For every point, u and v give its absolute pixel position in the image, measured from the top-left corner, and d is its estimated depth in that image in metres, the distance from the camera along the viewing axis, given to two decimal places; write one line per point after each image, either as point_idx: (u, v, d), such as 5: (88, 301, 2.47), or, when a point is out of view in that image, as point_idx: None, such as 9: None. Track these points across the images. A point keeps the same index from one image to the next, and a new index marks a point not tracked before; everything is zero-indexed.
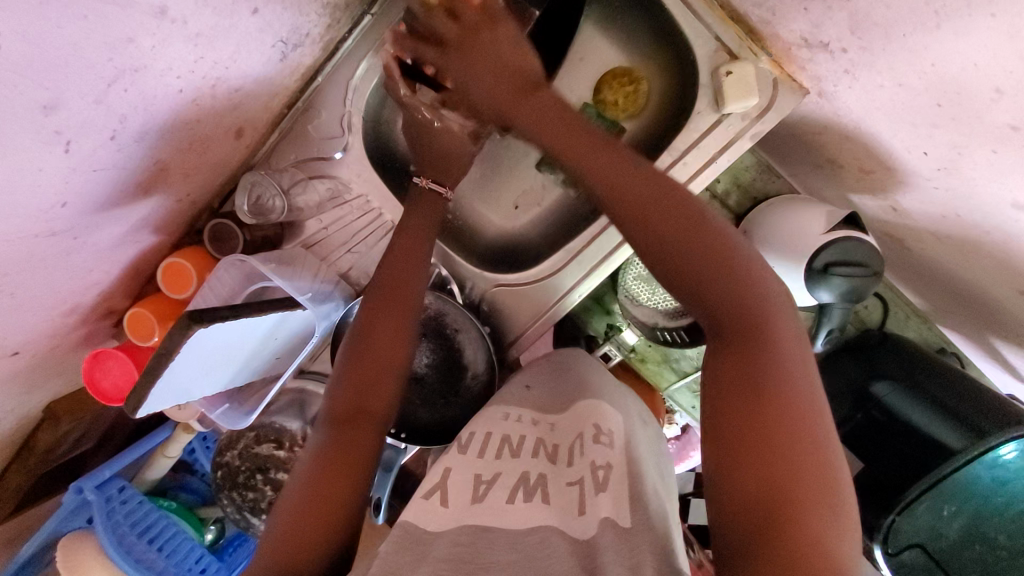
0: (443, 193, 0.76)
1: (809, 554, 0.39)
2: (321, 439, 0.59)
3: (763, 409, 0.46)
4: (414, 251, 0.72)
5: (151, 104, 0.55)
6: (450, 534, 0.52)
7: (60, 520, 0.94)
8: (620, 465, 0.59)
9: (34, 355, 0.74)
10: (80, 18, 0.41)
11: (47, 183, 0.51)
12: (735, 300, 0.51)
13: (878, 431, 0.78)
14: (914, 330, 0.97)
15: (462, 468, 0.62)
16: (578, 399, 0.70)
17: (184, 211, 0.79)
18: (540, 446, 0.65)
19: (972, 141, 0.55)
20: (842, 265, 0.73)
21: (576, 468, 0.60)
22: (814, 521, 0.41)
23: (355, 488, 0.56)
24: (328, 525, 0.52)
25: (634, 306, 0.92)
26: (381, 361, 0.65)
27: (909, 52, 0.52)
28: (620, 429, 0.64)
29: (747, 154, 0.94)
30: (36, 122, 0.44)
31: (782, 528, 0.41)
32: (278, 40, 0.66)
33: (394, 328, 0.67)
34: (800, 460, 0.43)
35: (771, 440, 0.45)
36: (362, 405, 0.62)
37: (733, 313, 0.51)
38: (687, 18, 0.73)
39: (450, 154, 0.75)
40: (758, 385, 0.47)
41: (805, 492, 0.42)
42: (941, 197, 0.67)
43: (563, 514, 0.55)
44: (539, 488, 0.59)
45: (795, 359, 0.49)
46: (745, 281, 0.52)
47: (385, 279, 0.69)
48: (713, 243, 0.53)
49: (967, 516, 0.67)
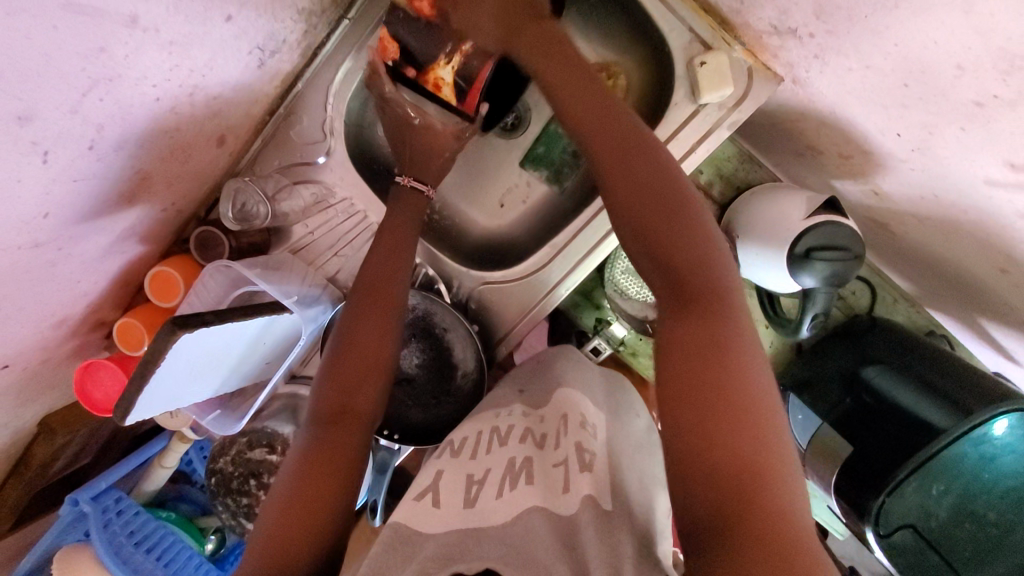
0: (425, 191, 0.77)
1: (774, 524, 0.40)
2: (307, 439, 0.60)
3: (717, 373, 0.48)
4: (400, 253, 0.72)
5: (128, 113, 0.56)
6: (440, 535, 0.52)
7: (58, 532, 0.94)
8: (603, 455, 0.60)
9: (25, 368, 0.75)
10: (49, 29, 0.42)
11: (26, 194, 0.51)
12: (695, 270, 0.54)
13: (867, 413, 0.79)
14: (902, 313, 0.97)
15: (454, 471, 0.62)
16: (558, 388, 0.71)
17: (170, 220, 0.79)
18: (527, 435, 0.65)
19: (941, 119, 0.55)
20: (823, 249, 0.73)
21: (561, 451, 0.60)
22: (768, 485, 0.42)
23: (342, 487, 0.56)
24: (316, 525, 0.52)
25: (622, 299, 0.92)
26: (365, 357, 0.66)
27: (873, 33, 0.53)
28: (602, 424, 0.66)
29: (728, 144, 0.94)
30: (11, 133, 0.45)
31: (737, 492, 0.42)
32: (254, 47, 0.67)
33: (378, 327, 0.68)
34: (754, 425, 0.45)
35: (725, 402, 0.46)
36: (348, 403, 0.63)
37: (689, 281, 0.54)
38: (660, 11, 0.74)
39: (433, 150, 0.76)
40: (713, 348, 0.49)
41: (758, 456, 0.44)
42: (918, 179, 0.67)
43: (547, 492, 0.56)
44: (525, 472, 0.59)
45: (744, 329, 0.52)
46: (703, 255, 0.55)
47: (370, 277, 0.70)
48: (681, 217, 0.56)
49: (956, 494, 0.68)
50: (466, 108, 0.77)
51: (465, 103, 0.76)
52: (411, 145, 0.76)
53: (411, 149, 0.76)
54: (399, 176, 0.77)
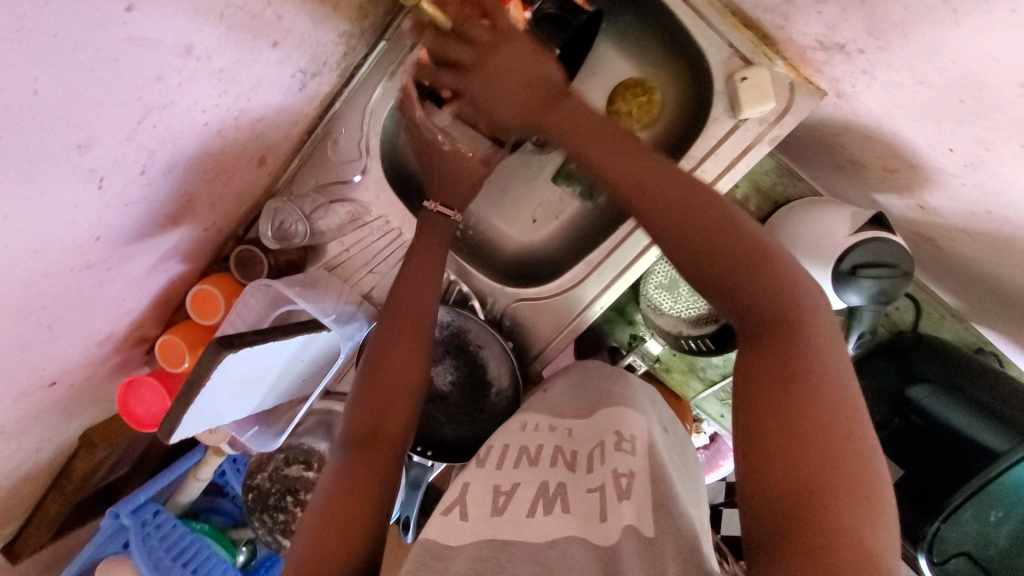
0: (452, 216, 0.76)
1: (842, 547, 0.38)
2: (339, 463, 0.59)
3: (791, 396, 0.46)
4: (427, 265, 0.72)
5: (177, 139, 0.57)
6: (472, 545, 0.51)
7: (98, 544, 0.96)
8: (643, 475, 0.57)
9: (71, 385, 0.76)
10: (110, 60, 0.43)
11: (82, 219, 0.53)
12: (767, 296, 0.51)
13: (921, 437, 0.76)
14: (949, 331, 0.94)
15: (481, 483, 0.61)
16: (598, 409, 0.69)
17: (211, 239, 0.81)
18: (558, 454, 0.64)
19: (1000, 136, 0.53)
20: (871, 266, 0.72)
21: (596, 475, 0.59)
22: (843, 511, 0.40)
23: (372, 510, 0.56)
24: (349, 547, 0.51)
25: (657, 315, 0.91)
26: (394, 381, 0.66)
27: (929, 49, 0.51)
28: (643, 433, 0.64)
29: (765, 158, 0.93)
30: (71, 160, 0.46)
31: (805, 520, 0.40)
32: (297, 71, 0.68)
33: (407, 350, 0.68)
34: (832, 451, 0.42)
35: (801, 433, 0.44)
36: (377, 427, 0.63)
37: (761, 301, 0.51)
38: (699, 27, 0.73)
39: (461, 173, 0.76)
40: (789, 374, 0.47)
41: (836, 484, 0.41)
42: (970, 194, 0.65)
43: (585, 521, 0.53)
44: (560, 498, 0.57)
45: (831, 356, 0.48)
46: (779, 277, 0.51)
47: (398, 297, 0.70)
48: (748, 243, 0.52)
49: (1015, 523, 0.65)
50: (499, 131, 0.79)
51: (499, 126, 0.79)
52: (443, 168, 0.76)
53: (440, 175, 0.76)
54: (426, 201, 0.76)
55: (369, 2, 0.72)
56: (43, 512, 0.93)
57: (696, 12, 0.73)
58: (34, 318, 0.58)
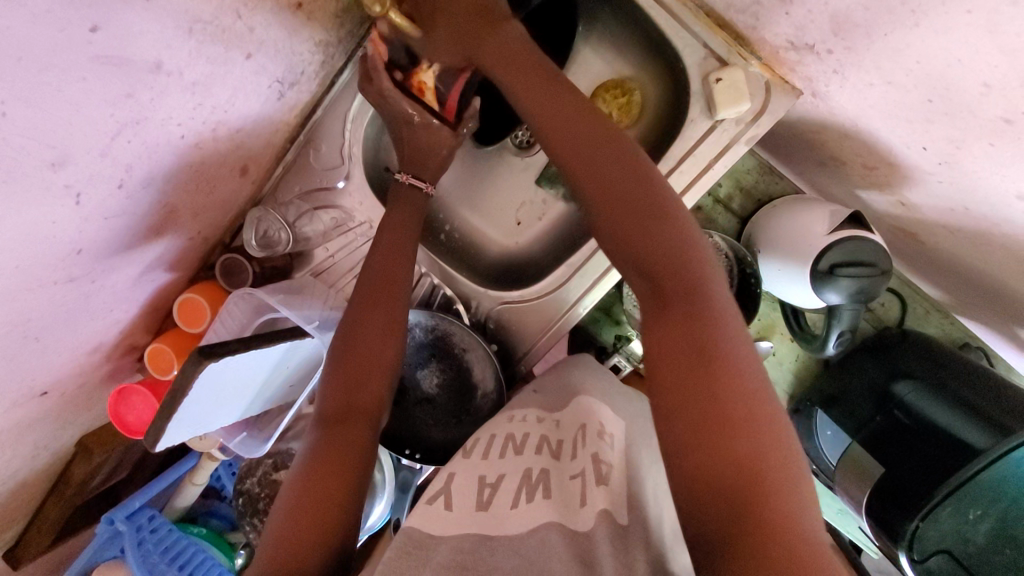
0: (424, 188, 0.78)
1: (776, 524, 0.40)
2: (313, 440, 0.60)
3: (713, 380, 0.47)
4: (399, 251, 0.74)
5: (153, 152, 0.57)
6: (454, 538, 0.50)
7: (95, 551, 0.98)
8: (619, 467, 0.59)
9: (63, 393, 0.77)
10: (79, 79, 0.44)
11: (60, 232, 0.53)
12: (685, 280, 0.52)
13: (903, 431, 0.76)
14: (934, 325, 0.94)
15: (466, 472, 0.62)
16: (577, 397, 0.71)
17: (197, 247, 0.81)
18: (543, 443, 0.64)
19: (968, 134, 0.53)
20: (848, 265, 0.72)
21: (578, 461, 0.60)
22: (778, 499, 0.41)
23: (349, 487, 0.56)
24: (328, 519, 0.53)
25: (641, 314, 0.90)
26: (367, 361, 0.67)
27: (894, 50, 0.52)
28: (621, 433, 0.66)
29: (747, 157, 0.93)
30: (45, 179, 0.47)
31: (740, 501, 0.42)
32: (274, 81, 0.69)
33: (380, 329, 0.68)
34: (751, 434, 0.44)
35: (717, 409, 0.45)
36: (352, 403, 0.64)
37: (674, 286, 0.52)
38: (674, 28, 0.73)
39: (431, 148, 0.76)
40: (709, 362, 0.48)
41: (761, 457, 0.43)
42: (946, 191, 0.65)
43: (563, 507, 0.54)
44: (542, 484, 0.58)
45: (741, 339, 0.50)
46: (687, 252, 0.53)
47: (372, 274, 0.71)
48: (664, 224, 0.54)
49: (994, 519, 0.65)
50: (447, 113, 0.75)
51: (447, 107, 0.75)
52: (411, 143, 0.76)
53: (408, 148, 0.76)
54: (398, 173, 0.78)
55: (345, 10, 0.72)
56: (40, 519, 0.94)
57: (670, 13, 0.73)
58: (19, 331, 0.59)
